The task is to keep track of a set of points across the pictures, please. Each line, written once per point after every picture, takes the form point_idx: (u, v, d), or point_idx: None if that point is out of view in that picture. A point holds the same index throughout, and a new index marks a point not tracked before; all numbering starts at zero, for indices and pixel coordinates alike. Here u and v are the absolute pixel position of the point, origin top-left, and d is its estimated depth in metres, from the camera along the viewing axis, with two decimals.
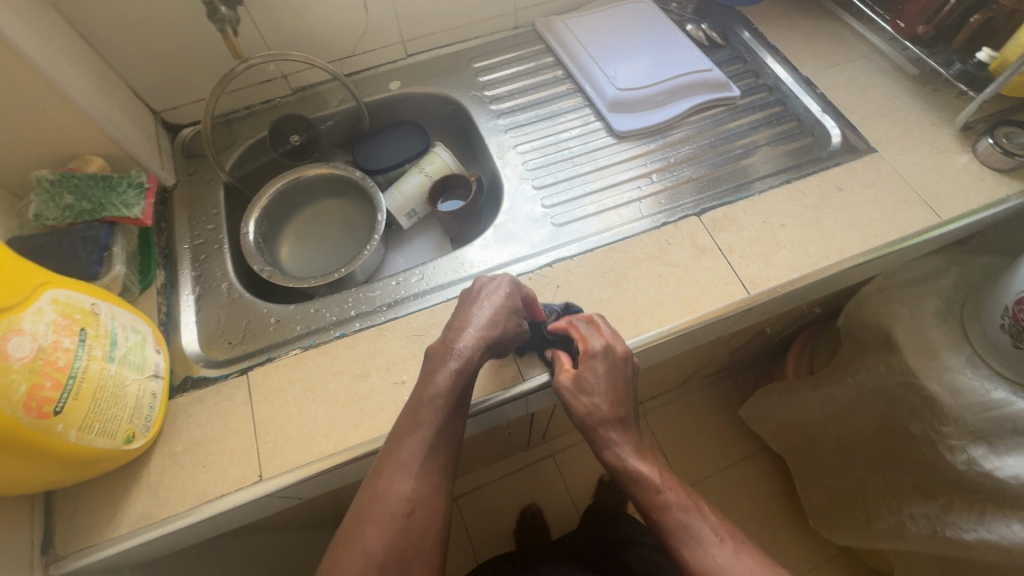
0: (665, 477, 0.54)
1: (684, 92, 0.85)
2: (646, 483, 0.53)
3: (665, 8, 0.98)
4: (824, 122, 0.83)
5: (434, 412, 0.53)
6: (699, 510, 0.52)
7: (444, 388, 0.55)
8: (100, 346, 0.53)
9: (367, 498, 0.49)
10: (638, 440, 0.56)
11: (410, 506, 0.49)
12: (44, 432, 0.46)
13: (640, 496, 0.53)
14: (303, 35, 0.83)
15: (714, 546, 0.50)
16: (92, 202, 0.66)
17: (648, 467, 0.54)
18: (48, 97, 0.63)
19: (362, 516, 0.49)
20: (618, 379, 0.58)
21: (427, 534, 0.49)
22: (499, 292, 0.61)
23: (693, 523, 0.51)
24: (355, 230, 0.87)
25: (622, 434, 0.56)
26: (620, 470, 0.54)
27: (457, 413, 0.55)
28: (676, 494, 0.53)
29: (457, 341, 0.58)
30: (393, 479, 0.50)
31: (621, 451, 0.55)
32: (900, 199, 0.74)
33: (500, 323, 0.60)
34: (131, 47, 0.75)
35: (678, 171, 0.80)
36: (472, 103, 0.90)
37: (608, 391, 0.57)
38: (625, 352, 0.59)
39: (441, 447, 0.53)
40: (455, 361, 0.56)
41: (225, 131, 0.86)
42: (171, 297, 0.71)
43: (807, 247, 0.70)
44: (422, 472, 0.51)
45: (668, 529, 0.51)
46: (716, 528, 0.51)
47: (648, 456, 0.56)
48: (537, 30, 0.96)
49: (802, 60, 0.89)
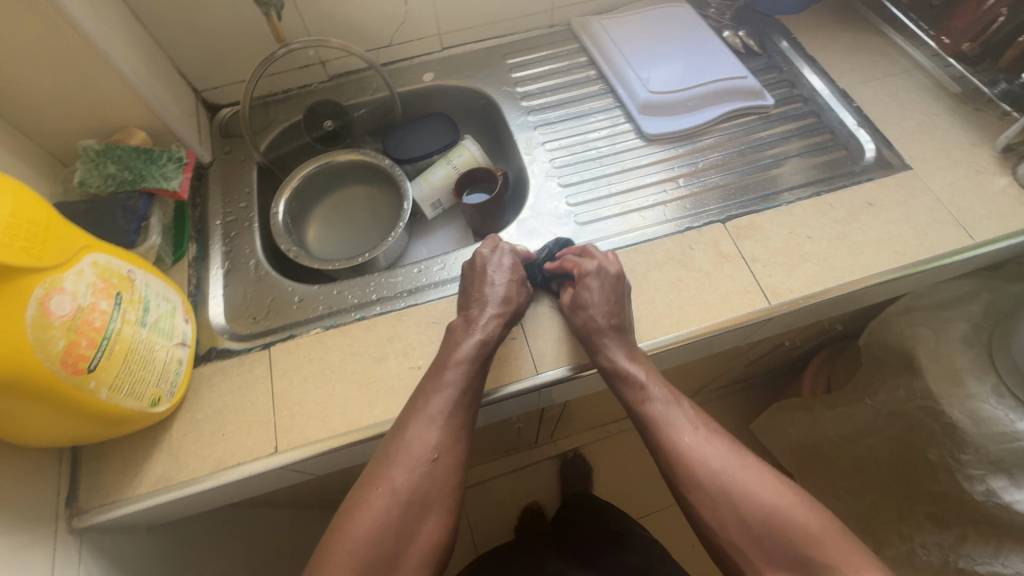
0: (651, 376, 0.60)
1: (717, 98, 0.84)
2: (632, 381, 0.60)
3: (702, 13, 0.97)
4: (858, 135, 0.81)
5: (459, 373, 0.59)
6: (679, 405, 0.58)
7: (468, 355, 0.60)
8: (134, 311, 0.55)
9: (396, 444, 0.55)
10: (627, 346, 0.62)
11: (434, 452, 0.55)
12: (77, 388, 0.49)
13: (628, 393, 0.60)
14: (343, 23, 0.85)
15: (688, 432, 0.56)
16: (133, 173, 0.68)
17: (637, 366, 0.61)
18: (100, 70, 0.66)
19: (388, 459, 0.54)
20: (611, 294, 0.64)
21: (447, 480, 0.54)
22: (507, 261, 0.68)
23: (673, 414, 0.57)
24: (380, 217, 0.88)
25: (614, 338, 0.62)
26: (611, 369, 0.61)
27: (479, 379, 0.60)
28: (659, 389, 0.59)
29: (478, 316, 0.63)
30: (419, 428, 0.56)
31: (613, 353, 0.61)
32: (933, 219, 0.72)
33: (513, 298, 0.65)
34: (178, 27, 0.78)
35: (705, 177, 0.80)
36: (504, 98, 0.90)
37: (601, 303, 0.63)
38: (616, 273, 0.65)
39: (462, 407, 0.58)
40: (477, 333, 0.61)
41: (262, 114, 0.89)
42: (201, 270, 0.73)
43: (833, 261, 0.69)
44: (445, 425, 0.56)
45: (651, 419, 0.58)
46: (693, 419, 0.57)
47: (639, 360, 0.62)
48: (572, 30, 0.96)
49: (839, 73, 0.87)
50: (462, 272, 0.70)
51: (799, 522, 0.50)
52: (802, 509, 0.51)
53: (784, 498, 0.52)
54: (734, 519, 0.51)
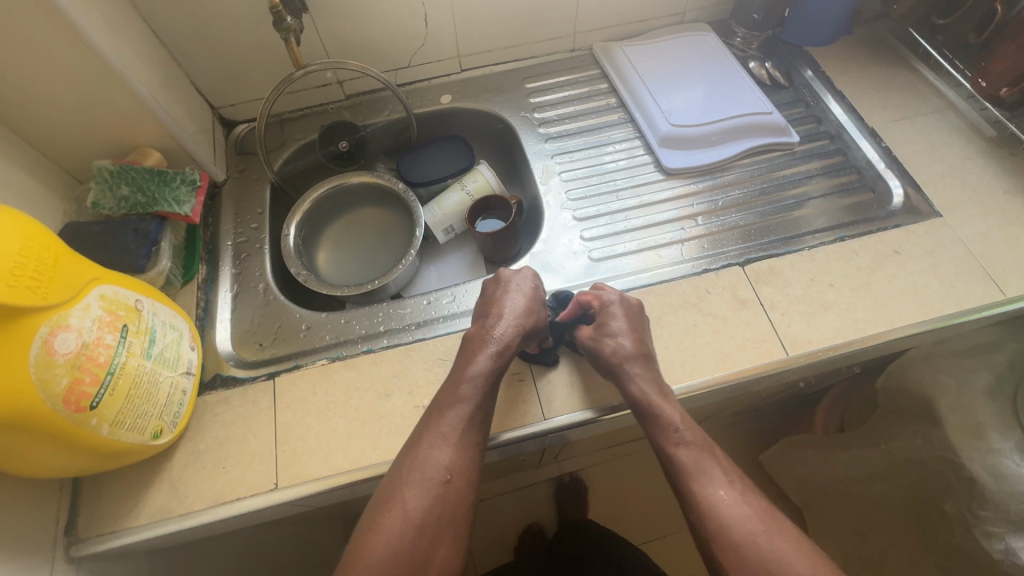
0: (685, 419, 0.58)
1: (740, 133, 0.82)
2: (665, 421, 0.58)
3: (728, 41, 0.95)
4: (886, 178, 0.79)
5: (474, 388, 0.59)
6: (713, 453, 0.57)
7: (483, 369, 0.60)
8: (139, 343, 0.54)
9: (408, 465, 0.55)
10: (658, 385, 0.61)
11: (447, 474, 0.54)
12: (79, 425, 0.48)
13: (658, 432, 0.58)
14: (363, 44, 0.84)
15: (722, 487, 0.54)
16: (147, 196, 0.68)
17: (666, 405, 0.59)
18: (117, 91, 0.65)
19: (402, 479, 0.54)
20: (635, 324, 0.64)
21: (459, 500, 0.54)
22: (525, 281, 0.68)
23: (705, 461, 0.56)
24: (391, 241, 0.87)
25: (646, 377, 0.61)
26: (642, 404, 0.59)
27: (493, 396, 0.60)
28: (693, 434, 0.57)
29: (492, 328, 0.63)
30: (432, 448, 0.55)
31: (645, 387, 0.60)
32: (961, 270, 0.70)
33: (531, 310, 0.65)
34: (198, 46, 0.77)
35: (725, 216, 0.78)
36: (521, 125, 0.89)
37: (626, 335, 0.63)
38: (638, 304, 0.66)
39: (473, 425, 0.57)
40: (490, 348, 0.61)
41: (278, 132, 0.88)
42: (210, 293, 0.73)
43: (855, 311, 0.67)
44: (459, 445, 0.56)
45: (680, 461, 0.56)
46: (726, 471, 0.56)
47: (668, 399, 0.60)
48: (594, 54, 0.95)
49: (868, 109, 0.85)
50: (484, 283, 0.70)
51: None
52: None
53: (820, 575, 0.49)
54: None
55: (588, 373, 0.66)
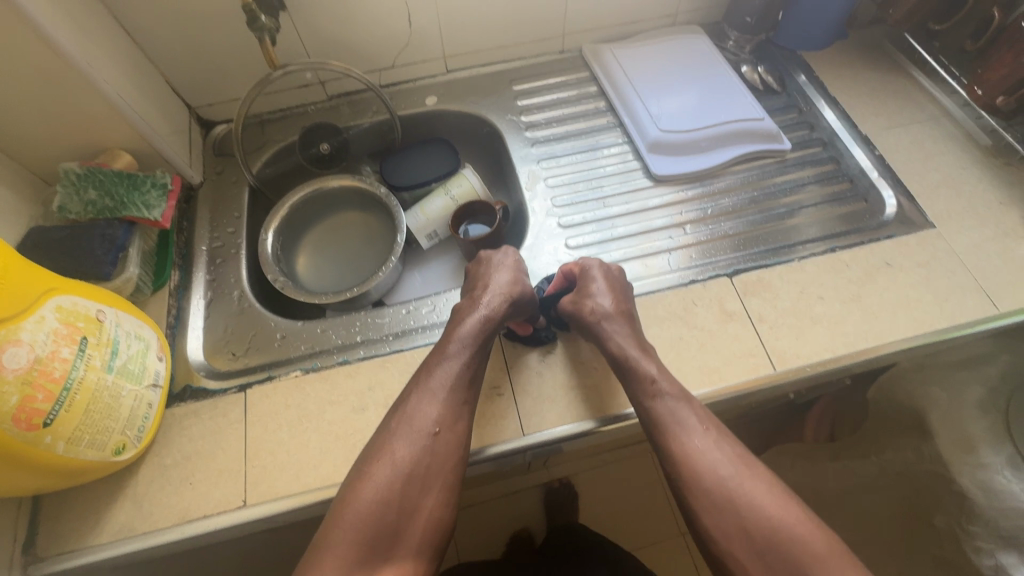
0: (662, 371, 0.59)
1: (730, 139, 0.80)
2: (641, 374, 0.58)
3: (721, 45, 0.93)
4: (879, 186, 0.77)
5: (462, 347, 0.59)
6: (689, 403, 0.57)
7: (471, 330, 0.60)
8: (100, 356, 0.52)
9: (399, 418, 0.55)
10: (637, 340, 0.61)
11: (437, 427, 0.54)
12: (31, 444, 0.46)
13: (635, 385, 0.58)
14: (345, 45, 0.82)
15: (697, 435, 0.54)
16: (115, 200, 0.66)
17: (646, 359, 0.59)
18: (83, 93, 0.63)
19: (391, 433, 0.54)
20: (615, 285, 0.65)
21: (449, 454, 0.54)
22: (510, 258, 0.69)
23: (682, 413, 0.56)
24: (374, 246, 0.85)
25: (625, 334, 0.61)
26: (621, 358, 0.60)
27: (483, 356, 0.60)
28: (669, 385, 0.57)
29: (479, 296, 0.63)
30: (422, 402, 0.55)
31: (624, 342, 0.61)
32: (954, 283, 0.68)
33: (520, 280, 0.65)
34: (173, 45, 0.75)
35: (715, 224, 0.76)
36: (508, 128, 0.87)
37: (607, 296, 0.64)
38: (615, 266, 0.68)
39: (463, 382, 0.57)
40: (479, 313, 0.62)
41: (257, 133, 0.86)
42: (182, 300, 0.71)
43: (845, 325, 0.65)
44: (448, 400, 0.56)
45: (657, 412, 0.56)
46: (703, 420, 0.55)
47: (650, 354, 0.61)
48: (584, 56, 0.92)
49: (861, 116, 0.83)
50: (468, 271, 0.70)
51: (801, 540, 0.48)
52: (809, 529, 0.49)
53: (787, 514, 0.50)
54: (737, 529, 0.50)
55: (571, 387, 0.64)
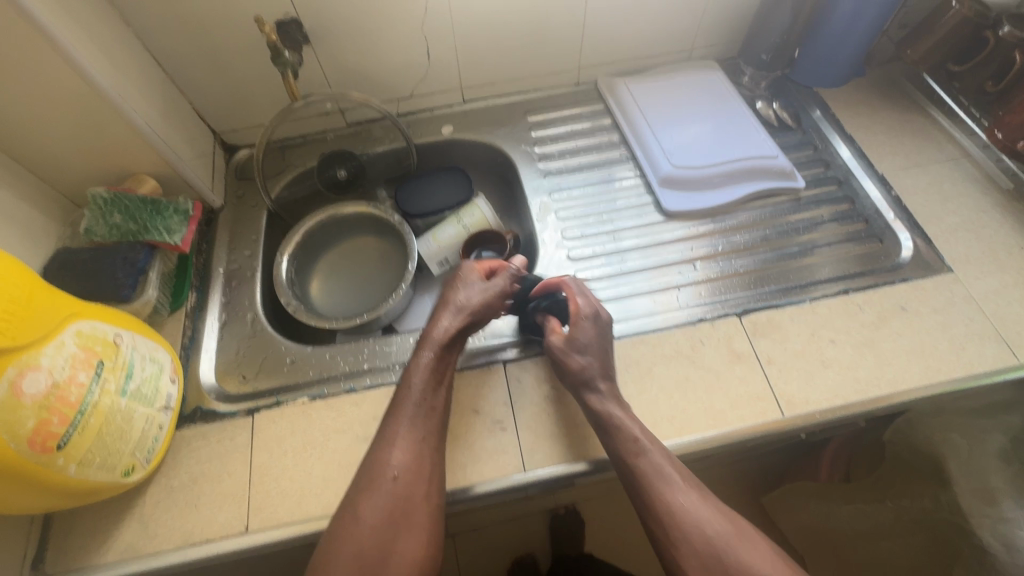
0: (640, 427, 0.57)
1: (744, 177, 0.80)
2: (625, 432, 0.56)
3: (737, 80, 0.93)
4: (895, 229, 0.76)
5: (413, 388, 0.58)
6: (669, 458, 0.55)
7: (423, 367, 0.59)
8: (115, 379, 0.54)
9: (361, 470, 0.54)
10: (618, 394, 0.60)
11: (397, 470, 0.53)
12: (45, 466, 0.47)
13: (616, 444, 0.56)
14: (366, 77, 0.85)
15: (679, 490, 0.52)
16: (138, 225, 0.68)
17: (629, 419, 0.57)
18: (115, 123, 0.66)
19: (359, 487, 0.53)
20: (600, 339, 0.62)
21: (414, 496, 0.53)
22: (471, 276, 0.66)
23: (665, 467, 0.53)
24: (387, 273, 0.86)
25: (610, 391, 0.59)
26: (602, 418, 0.58)
27: (439, 391, 0.59)
28: (651, 441, 0.56)
29: (430, 333, 0.62)
30: (382, 450, 0.55)
31: (605, 402, 0.58)
32: (972, 331, 0.66)
33: (470, 309, 0.63)
34: (202, 75, 0.78)
35: (725, 261, 0.75)
36: (521, 159, 0.88)
37: (596, 361, 0.60)
38: (602, 316, 0.64)
39: (423, 421, 0.57)
40: (431, 349, 0.60)
41: (278, 159, 0.89)
42: (197, 321, 0.73)
43: (857, 370, 0.64)
44: (406, 442, 0.55)
45: (640, 471, 0.54)
46: (685, 475, 0.54)
47: (626, 406, 0.59)
48: (599, 89, 0.94)
49: (878, 155, 0.82)
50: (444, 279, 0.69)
51: None
52: None
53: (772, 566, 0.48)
54: None
55: (574, 426, 0.63)
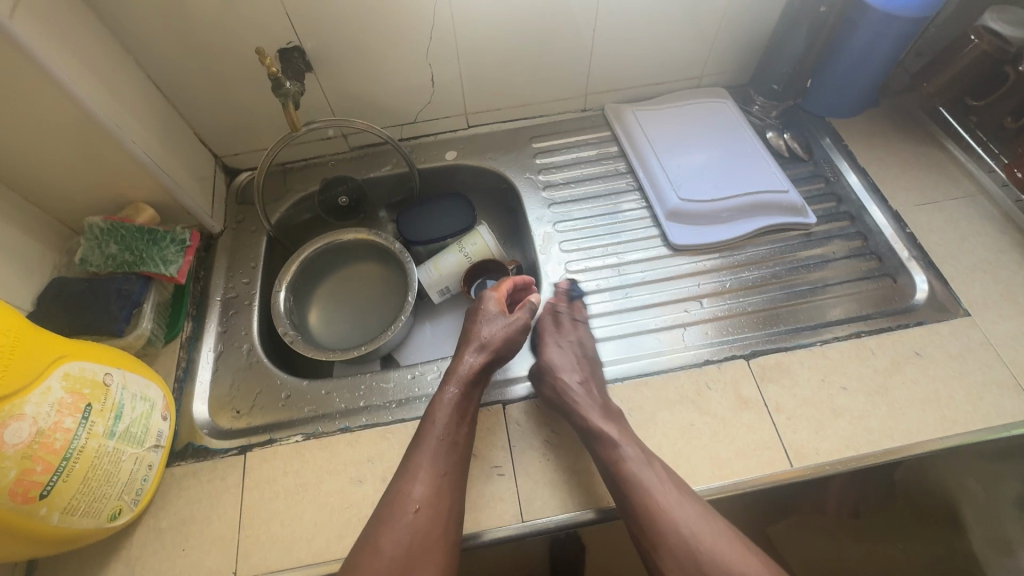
0: (624, 434, 0.59)
1: (754, 211, 0.78)
2: (606, 440, 0.59)
3: (747, 108, 0.91)
4: (910, 268, 0.73)
5: (437, 421, 0.60)
6: (652, 464, 0.57)
7: (447, 402, 0.61)
8: (103, 422, 0.52)
9: (384, 502, 0.55)
10: (601, 404, 0.62)
11: (418, 502, 0.54)
12: (26, 516, 0.46)
13: (599, 448, 0.59)
14: (369, 103, 0.83)
15: (662, 493, 0.55)
16: (134, 255, 0.67)
17: (619, 429, 0.60)
18: (113, 154, 0.65)
19: (380, 518, 0.54)
20: (583, 354, 0.66)
21: (433, 531, 0.54)
22: (492, 307, 0.69)
23: (647, 474, 0.56)
24: (387, 302, 0.84)
25: (588, 397, 0.62)
26: (584, 428, 0.60)
27: (463, 426, 0.60)
28: (633, 449, 0.58)
29: (454, 368, 0.64)
30: (404, 483, 0.56)
31: (587, 412, 0.61)
32: (989, 380, 0.64)
33: (495, 345, 0.65)
34: (203, 101, 0.77)
35: (733, 299, 0.73)
36: (525, 187, 0.86)
37: (573, 372, 0.64)
38: (586, 338, 0.69)
39: (445, 455, 0.58)
40: (455, 385, 0.62)
41: (279, 183, 0.87)
42: (192, 352, 0.71)
43: (869, 420, 0.62)
44: (428, 474, 0.56)
45: (628, 478, 0.56)
46: (667, 481, 0.57)
47: (614, 420, 0.61)
48: (605, 115, 0.92)
49: (892, 191, 0.80)
50: (467, 311, 0.71)
51: None
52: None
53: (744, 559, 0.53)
54: None
55: (574, 473, 0.61)
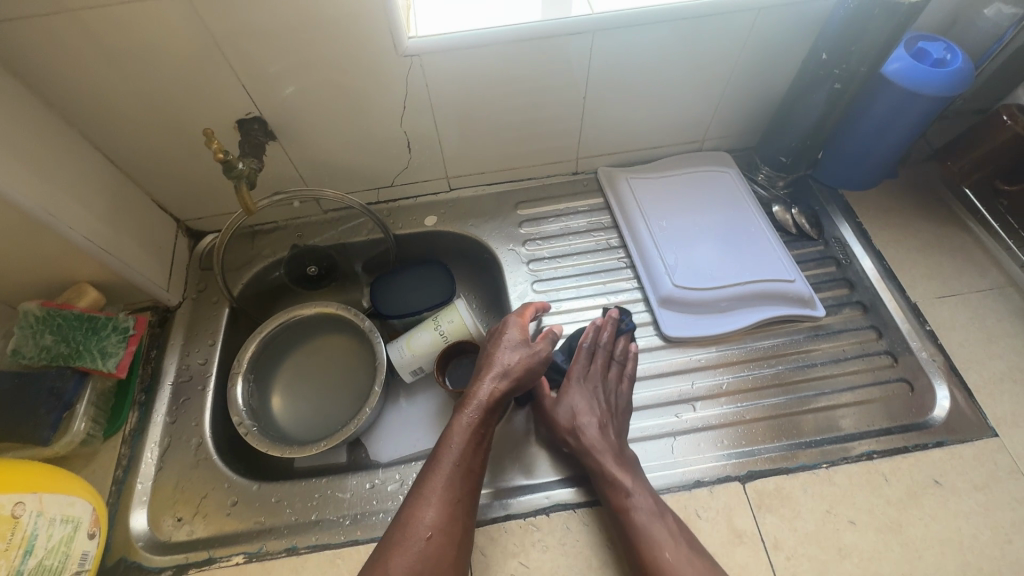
0: (638, 482, 0.57)
1: (757, 300, 0.71)
2: (619, 486, 0.56)
3: (752, 176, 0.84)
4: (929, 373, 0.66)
5: (454, 445, 0.58)
6: (664, 516, 0.55)
7: (463, 427, 0.58)
8: (6, 563, 0.47)
9: (396, 525, 0.53)
10: (618, 446, 0.60)
11: (430, 530, 0.52)
12: None
13: (608, 495, 0.56)
14: (341, 168, 0.77)
15: (674, 548, 0.52)
16: (72, 347, 0.61)
17: (626, 475, 0.57)
18: (48, 241, 0.59)
19: (391, 542, 0.52)
20: (608, 400, 0.63)
21: (443, 561, 0.52)
22: (515, 334, 0.65)
23: (655, 523, 0.54)
24: (354, 383, 0.78)
25: (605, 440, 0.59)
26: (598, 471, 0.58)
27: (478, 454, 0.58)
28: (644, 497, 0.56)
29: (473, 392, 0.61)
30: (416, 507, 0.54)
31: (602, 457, 0.58)
32: (1021, 518, 0.56)
33: (514, 373, 0.61)
34: (160, 169, 0.72)
35: (731, 403, 0.66)
36: (509, 260, 0.80)
37: (593, 414, 0.62)
38: (618, 379, 0.65)
39: (460, 482, 0.56)
40: (474, 411, 0.59)
41: (245, 247, 0.81)
42: (135, 447, 0.66)
43: (880, 565, 0.54)
44: (442, 501, 0.54)
45: (632, 524, 0.54)
46: (676, 534, 0.54)
47: (630, 465, 0.58)
48: (598, 180, 0.85)
49: (911, 280, 0.72)
50: (488, 334, 0.68)
51: None
52: None
53: None
54: None
55: None
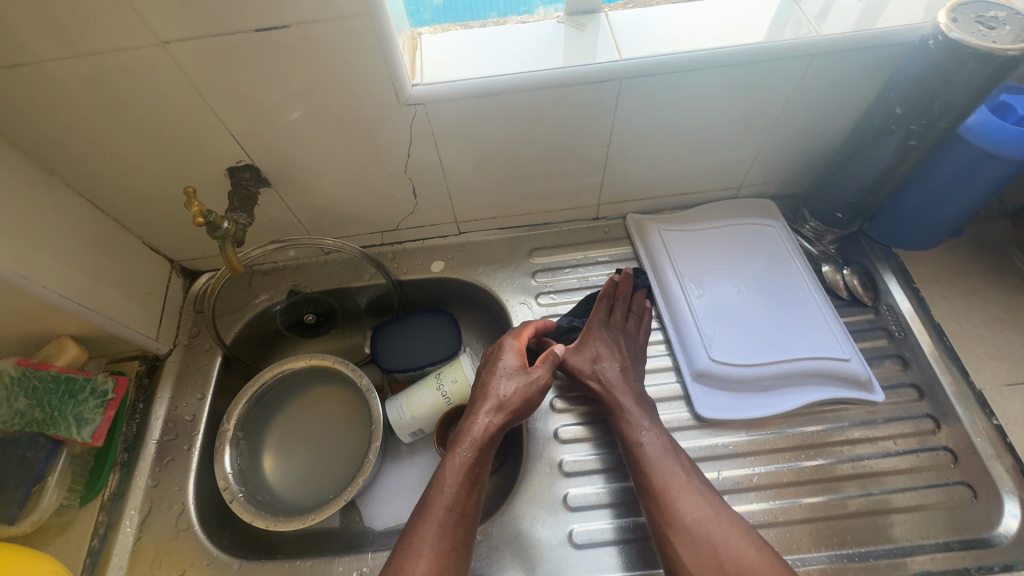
0: (652, 423, 0.58)
1: (798, 379, 0.63)
2: (633, 424, 0.57)
3: (797, 229, 0.76)
4: (996, 478, 0.57)
5: (446, 487, 0.53)
6: (676, 455, 0.56)
7: (457, 464, 0.54)
8: None
9: None
10: (634, 388, 0.61)
11: None
12: None
13: (623, 429, 0.58)
14: (343, 213, 0.72)
15: (686, 487, 0.53)
16: (46, 413, 0.59)
17: (641, 411, 0.58)
18: (24, 302, 0.55)
19: None
20: (625, 347, 0.64)
21: None
22: (512, 360, 0.60)
23: (668, 458, 0.55)
24: (353, 442, 0.73)
25: (622, 381, 0.61)
26: (613, 402, 0.59)
27: (473, 496, 0.54)
28: (656, 436, 0.56)
29: (468, 425, 0.57)
30: (405, 559, 0.49)
31: (620, 395, 0.60)
32: None
33: (511, 405, 0.58)
34: (150, 213, 0.67)
35: (766, 502, 0.58)
36: (520, 314, 0.73)
37: (614, 358, 0.63)
38: (632, 335, 0.65)
39: (453, 530, 0.51)
40: (468, 447, 0.55)
41: (241, 290, 0.76)
42: (114, 513, 0.62)
43: None
44: (433, 552, 0.50)
45: (644, 456, 0.55)
46: (687, 470, 0.55)
47: (645, 406, 0.59)
48: (626, 227, 0.78)
49: (975, 362, 0.64)
50: (484, 356, 0.64)
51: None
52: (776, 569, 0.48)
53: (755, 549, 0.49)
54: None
55: None
